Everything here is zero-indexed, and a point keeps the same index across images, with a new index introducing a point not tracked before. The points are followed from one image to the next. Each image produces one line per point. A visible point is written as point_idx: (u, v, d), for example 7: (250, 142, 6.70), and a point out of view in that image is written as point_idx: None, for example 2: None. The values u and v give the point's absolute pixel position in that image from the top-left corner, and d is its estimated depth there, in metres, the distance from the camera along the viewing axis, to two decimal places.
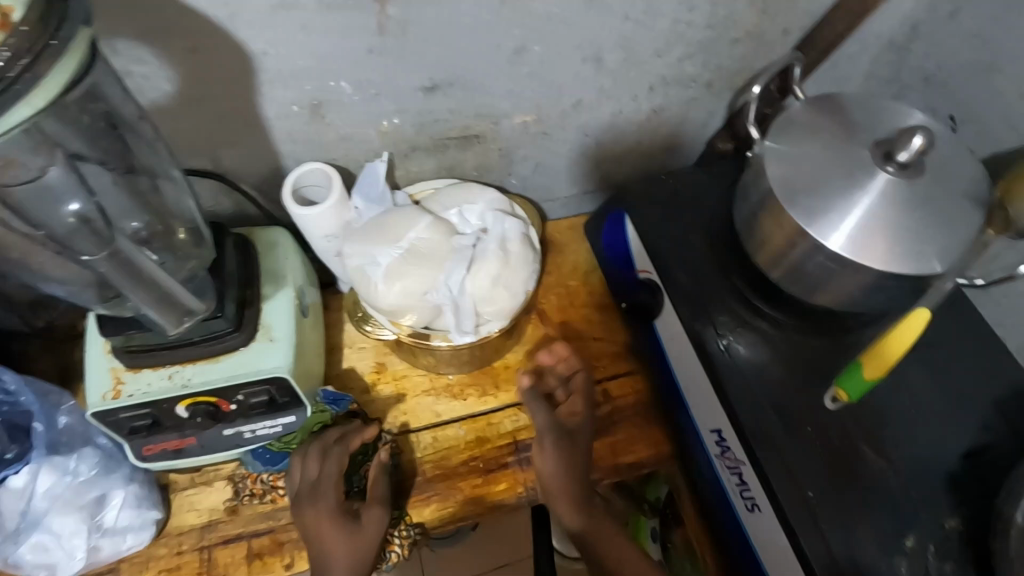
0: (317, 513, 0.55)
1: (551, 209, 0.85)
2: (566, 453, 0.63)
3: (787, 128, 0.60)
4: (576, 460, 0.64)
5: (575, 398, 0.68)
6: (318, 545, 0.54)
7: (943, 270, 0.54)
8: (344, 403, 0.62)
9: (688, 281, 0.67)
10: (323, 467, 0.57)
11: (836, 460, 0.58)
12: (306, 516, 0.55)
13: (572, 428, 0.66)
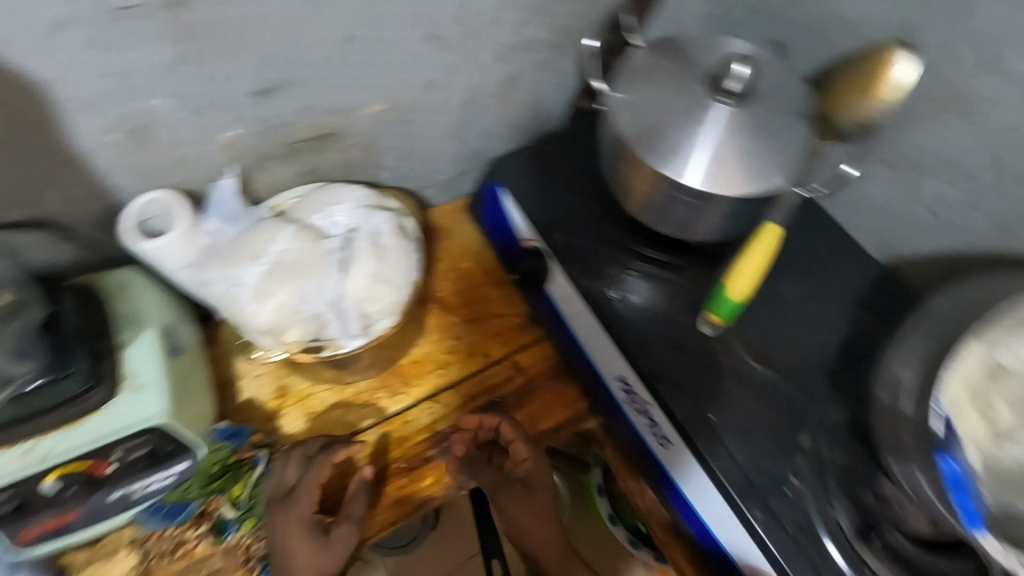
0: (288, 520, 0.57)
1: (432, 195, 0.83)
2: (525, 507, 0.65)
3: (630, 76, 0.61)
4: (543, 509, 0.66)
5: (517, 446, 0.66)
6: (282, 548, 0.57)
7: (788, 185, 0.57)
8: (242, 436, 0.61)
9: (571, 242, 0.68)
10: (303, 473, 0.59)
11: (730, 383, 0.61)
12: (277, 521, 0.57)
13: (524, 475, 0.66)
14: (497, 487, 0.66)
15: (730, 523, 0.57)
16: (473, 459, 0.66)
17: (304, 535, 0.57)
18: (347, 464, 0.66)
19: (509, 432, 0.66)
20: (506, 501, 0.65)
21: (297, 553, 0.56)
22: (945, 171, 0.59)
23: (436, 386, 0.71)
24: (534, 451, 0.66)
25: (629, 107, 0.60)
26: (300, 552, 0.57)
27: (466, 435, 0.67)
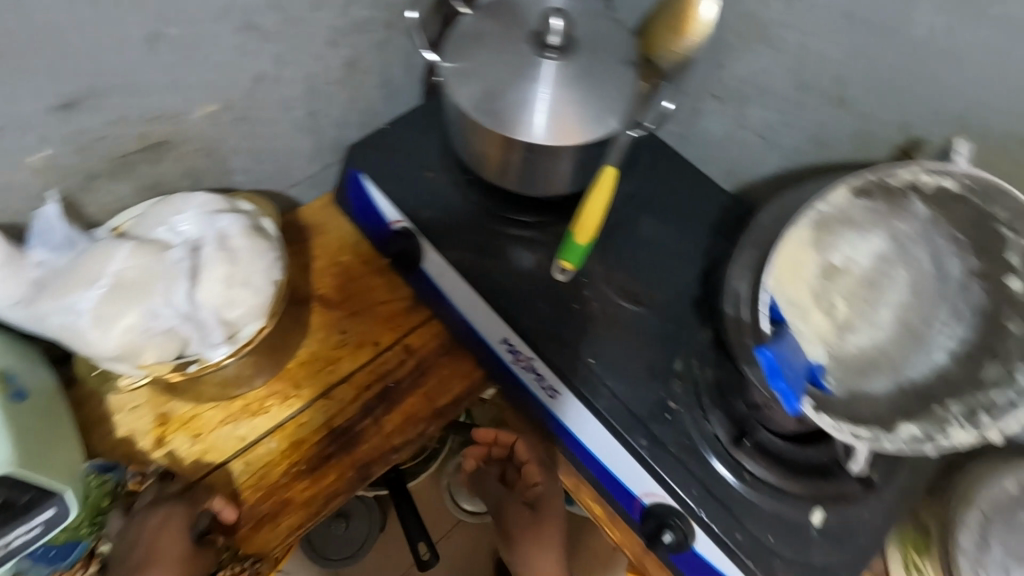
0: (153, 528, 0.57)
1: (300, 194, 0.81)
2: (529, 531, 0.70)
3: (460, 43, 0.62)
4: (550, 528, 0.70)
5: (530, 468, 0.71)
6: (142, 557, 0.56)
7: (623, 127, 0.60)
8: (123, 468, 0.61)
9: (437, 217, 0.69)
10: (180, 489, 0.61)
11: (603, 325, 0.64)
12: (138, 529, 0.57)
13: (532, 499, 0.71)
14: (509, 501, 0.73)
15: (620, 456, 0.60)
16: (482, 477, 0.75)
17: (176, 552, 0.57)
18: (243, 479, 0.64)
19: (522, 452, 0.71)
20: (510, 514, 0.71)
21: (159, 557, 0.56)
22: (762, 97, 0.63)
23: (327, 383, 0.70)
24: (547, 475, 0.70)
25: (462, 74, 0.61)
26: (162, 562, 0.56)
27: (479, 452, 0.76)
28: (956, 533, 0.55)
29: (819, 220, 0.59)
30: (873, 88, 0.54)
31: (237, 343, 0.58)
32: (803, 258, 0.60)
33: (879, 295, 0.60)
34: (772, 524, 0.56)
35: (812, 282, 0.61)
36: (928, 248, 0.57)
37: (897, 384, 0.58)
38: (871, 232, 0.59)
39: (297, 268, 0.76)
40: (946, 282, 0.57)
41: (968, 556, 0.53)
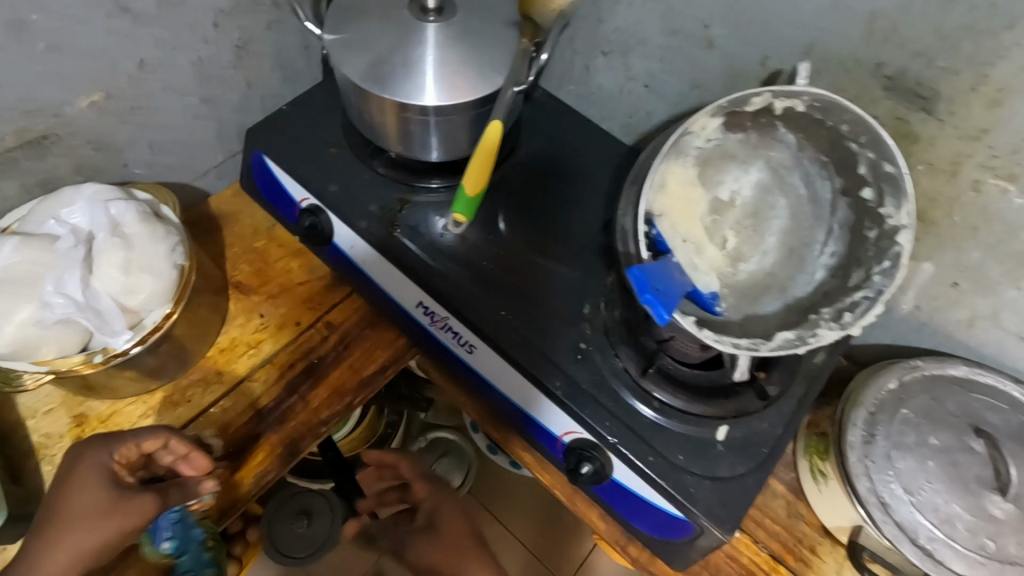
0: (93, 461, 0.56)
1: (209, 184, 0.81)
2: None
3: (342, 16, 0.63)
4: None
5: None
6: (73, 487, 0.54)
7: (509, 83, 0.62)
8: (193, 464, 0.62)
9: (343, 191, 0.69)
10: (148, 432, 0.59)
11: (513, 279, 0.66)
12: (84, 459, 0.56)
13: None
14: None
15: (538, 400, 0.63)
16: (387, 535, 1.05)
17: (98, 501, 0.54)
18: None
19: None
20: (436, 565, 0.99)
21: (83, 493, 0.54)
22: (642, 46, 0.66)
23: (249, 366, 0.70)
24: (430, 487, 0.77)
25: (345, 44, 0.61)
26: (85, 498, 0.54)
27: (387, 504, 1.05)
28: (844, 430, 0.59)
29: (700, 157, 0.62)
30: (731, 26, 0.57)
31: (143, 330, 0.58)
32: (691, 196, 0.63)
33: (763, 225, 0.64)
34: (681, 446, 0.59)
35: (703, 220, 0.63)
36: (802, 174, 0.62)
37: (785, 303, 0.62)
38: (747, 167, 0.63)
39: (210, 258, 0.76)
40: (819, 204, 0.61)
41: (857, 450, 0.58)
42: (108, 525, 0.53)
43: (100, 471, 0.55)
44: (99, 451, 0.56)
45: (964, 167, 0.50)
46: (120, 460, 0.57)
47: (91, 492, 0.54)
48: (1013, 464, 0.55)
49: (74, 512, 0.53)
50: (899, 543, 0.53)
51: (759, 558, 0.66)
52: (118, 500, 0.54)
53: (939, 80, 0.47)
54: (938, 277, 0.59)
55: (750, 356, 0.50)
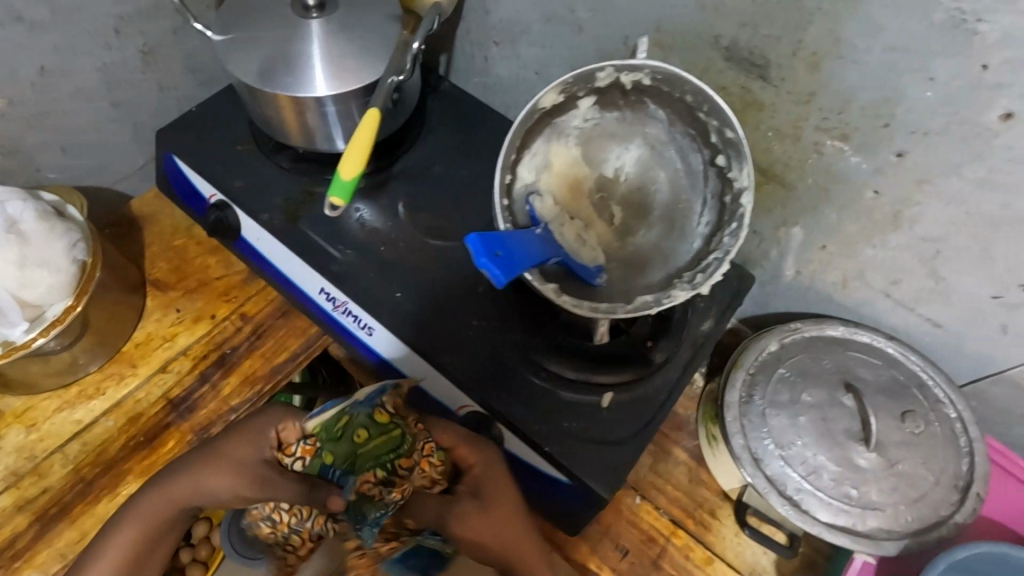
0: (263, 421, 0.57)
1: (132, 187, 0.84)
2: None
3: (231, 16, 0.65)
4: None
5: None
6: (232, 429, 0.57)
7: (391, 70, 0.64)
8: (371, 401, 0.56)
9: (247, 186, 0.72)
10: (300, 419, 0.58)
11: (411, 262, 0.69)
12: (266, 416, 0.57)
13: None
14: None
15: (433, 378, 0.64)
16: None
17: (231, 468, 0.54)
18: (82, 457, 0.66)
19: None
20: None
21: (233, 447, 0.55)
22: (526, 34, 0.69)
23: (164, 359, 0.72)
24: (481, 452, 0.59)
25: (234, 42, 0.64)
26: (235, 453, 0.55)
27: None
28: (724, 392, 0.61)
29: (581, 137, 0.64)
30: (594, 8, 0.60)
31: (44, 322, 0.61)
32: (577, 173, 0.65)
33: (647, 200, 0.64)
34: (568, 414, 0.61)
35: (590, 197, 0.65)
36: (677, 149, 0.62)
37: (670, 272, 0.63)
38: (627, 143, 0.64)
39: (129, 256, 0.78)
40: (693, 175, 0.62)
41: (735, 409, 0.60)
42: (233, 490, 0.54)
43: (255, 438, 0.56)
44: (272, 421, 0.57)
45: (805, 130, 0.52)
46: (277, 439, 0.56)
47: (243, 454, 0.55)
48: (878, 416, 0.57)
49: (214, 453, 0.55)
50: (768, 494, 0.55)
51: (660, 523, 0.67)
52: (252, 477, 0.54)
53: (765, 47, 0.50)
54: (808, 241, 0.61)
55: (607, 317, 0.58)
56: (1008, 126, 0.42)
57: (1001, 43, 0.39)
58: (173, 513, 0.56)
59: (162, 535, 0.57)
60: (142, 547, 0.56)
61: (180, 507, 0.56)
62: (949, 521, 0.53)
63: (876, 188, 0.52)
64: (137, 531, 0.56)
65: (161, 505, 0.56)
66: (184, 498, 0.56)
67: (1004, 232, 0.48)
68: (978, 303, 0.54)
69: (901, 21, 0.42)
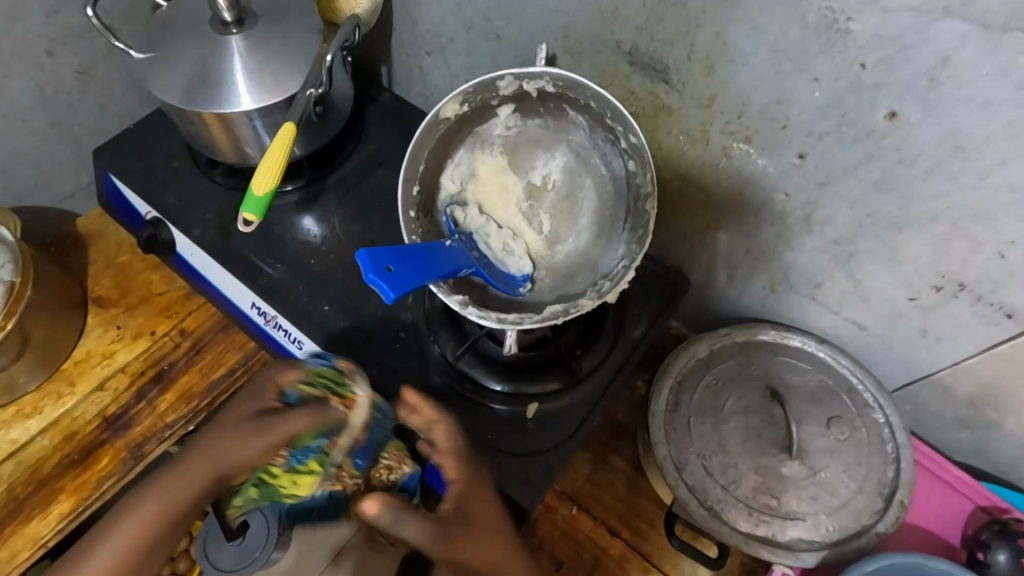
0: (265, 378, 0.50)
1: (80, 204, 0.85)
2: None
3: (154, 34, 0.65)
4: None
5: None
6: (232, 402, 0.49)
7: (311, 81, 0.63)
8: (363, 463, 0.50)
9: (179, 202, 0.72)
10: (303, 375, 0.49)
11: (341, 275, 0.68)
12: (268, 370, 0.50)
13: None
14: None
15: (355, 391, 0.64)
16: None
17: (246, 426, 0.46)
18: (16, 477, 0.66)
19: None
20: None
21: (238, 423, 0.46)
22: (451, 44, 0.69)
23: (102, 376, 0.72)
24: (463, 469, 0.49)
25: (155, 62, 0.64)
26: (233, 431, 0.46)
27: None
28: (650, 401, 0.59)
29: (505, 145, 0.61)
30: (508, 16, 0.60)
31: None
32: (504, 182, 0.61)
33: (574, 206, 0.61)
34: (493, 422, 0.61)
35: (517, 205, 0.61)
36: (600, 155, 0.60)
37: (590, 281, 0.59)
38: (554, 151, 0.61)
39: (71, 273, 0.78)
40: (618, 181, 0.59)
41: (659, 419, 0.58)
42: (252, 458, 0.45)
43: (258, 390, 0.49)
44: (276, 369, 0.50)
45: (711, 134, 0.52)
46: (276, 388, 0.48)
47: (255, 401, 0.48)
48: (801, 423, 0.56)
49: (221, 430, 0.46)
50: (688, 504, 0.54)
51: (597, 534, 0.66)
52: (260, 430, 0.45)
53: (663, 52, 0.49)
54: (732, 246, 0.60)
55: (513, 328, 0.55)
56: (893, 126, 0.41)
57: (872, 43, 0.39)
58: (194, 499, 0.45)
59: (172, 537, 0.46)
60: (136, 560, 0.45)
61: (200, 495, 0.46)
62: (871, 530, 0.52)
63: (785, 191, 0.51)
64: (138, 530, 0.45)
65: (182, 486, 0.45)
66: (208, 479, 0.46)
67: (909, 233, 0.47)
68: (895, 305, 0.52)
69: (779, 23, 0.41)
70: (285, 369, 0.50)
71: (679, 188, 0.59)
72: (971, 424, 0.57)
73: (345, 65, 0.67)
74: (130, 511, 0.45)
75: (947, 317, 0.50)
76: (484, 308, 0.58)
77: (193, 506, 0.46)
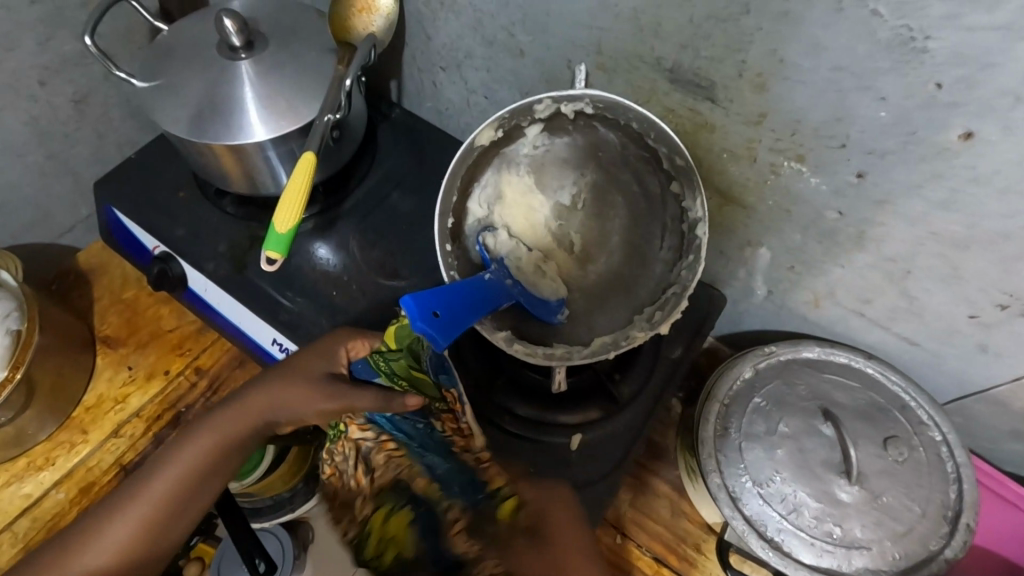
0: (329, 346, 0.53)
1: (78, 238, 0.82)
2: None
3: (155, 60, 0.61)
4: None
5: None
6: (293, 362, 0.53)
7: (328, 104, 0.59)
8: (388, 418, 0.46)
9: (187, 234, 0.68)
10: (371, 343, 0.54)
11: (363, 305, 0.65)
12: (332, 342, 0.54)
13: None
14: None
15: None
16: None
17: (298, 382, 0.51)
18: (31, 534, 0.63)
19: None
20: None
21: (303, 386, 0.50)
22: (467, 59, 0.65)
23: (116, 423, 0.69)
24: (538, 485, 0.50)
25: (158, 91, 0.60)
26: (297, 391, 0.50)
27: None
28: (698, 427, 0.57)
29: (532, 165, 0.57)
30: (532, 31, 0.56)
31: None
32: (530, 204, 0.57)
33: (605, 226, 0.57)
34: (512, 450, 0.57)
35: (547, 228, 0.57)
36: (631, 171, 0.55)
37: (631, 308, 0.56)
38: (581, 167, 0.57)
39: (76, 312, 0.73)
40: (651, 199, 0.56)
41: (709, 446, 0.56)
42: (312, 396, 0.50)
43: (328, 352, 0.53)
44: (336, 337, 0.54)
45: (759, 151, 0.49)
46: (344, 353, 0.53)
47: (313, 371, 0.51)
48: (859, 445, 0.54)
49: (284, 389, 0.51)
50: (748, 538, 0.52)
51: (642, 563, 0.62)
52: (325, 388, 0.49)
53: (709, 69, 0.47)
54: (775, 262, 0.57)
55: (561, 364, 0.53)
56: (967, 145, 0.40)
57: (950, 61, 0.37)
58: (236, 448, 0.51)
59: (199, 501, 0.49)
60: (166, 514, 0.48)
61: (241, 445, 0.51)
62: (939, 556, 0.50)
63: (838, 209, 0.49)
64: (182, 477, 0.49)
65: (222, 438, 0.50)
66: (253, 428, 0.51)
67: (974, 252, 0.45)
68: (952, 322, 0.51)
69: (845, 40, 0.40)
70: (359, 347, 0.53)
71: (717, 206, 0.56)
72: None
73: (360, 86, 0.63)
74: (175, 454, 0.50)
75: (1009, 333, 0.49)
76: (527, 343, 0.54)
77: (234, 452, 0.51)
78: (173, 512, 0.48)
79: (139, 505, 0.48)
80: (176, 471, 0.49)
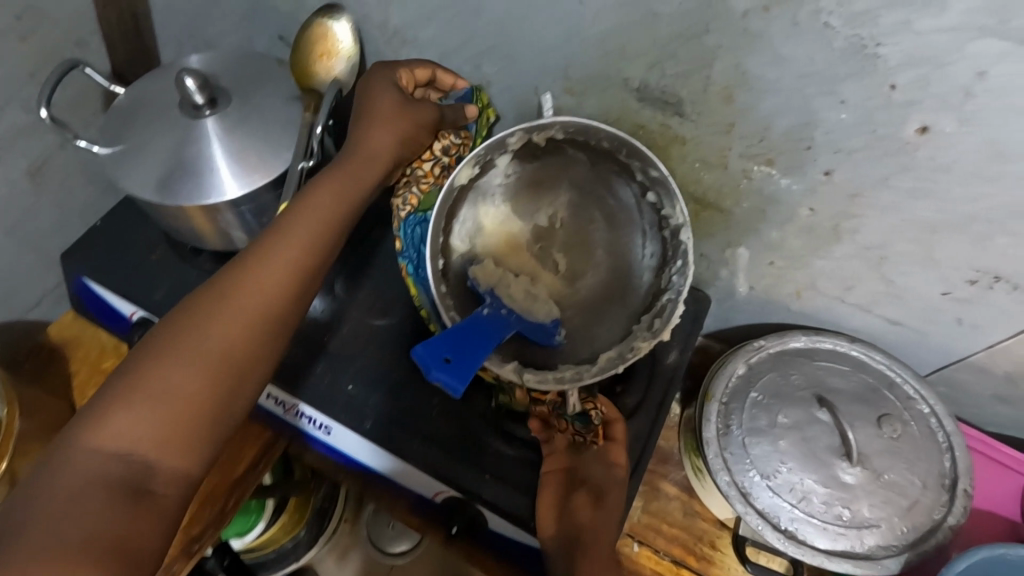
0: (383, 81, 0.55)
1: (47, 311, 0.79)
2: None
3: (114, 126, 0.60)
4: None
5: None
6: (365, 97, 0.55)
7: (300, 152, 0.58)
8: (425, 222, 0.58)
9: (165, 295, 0.67)
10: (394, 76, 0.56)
11: (356, 346, 0.64)
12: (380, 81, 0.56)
13: None
14: None
15: (386, 457, 0.58)
16: None
17: (389, 132, 0.53)
18: None
19: None
20: None
21: (390, 126, 0.54)
22: None
23: None
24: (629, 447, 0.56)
25: (122, 156, 0.58)
26: (387, 129, 0.53)
27: None
28: (701, 428, 0.58)
29: (507, 193, 0.57)
30: (499, 62, 0.58)
31: None
32: (511, 232, 0.57)
33: (588, 241, 0.57)
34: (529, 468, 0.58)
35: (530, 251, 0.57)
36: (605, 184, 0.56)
37: (629, 318, 0.57)
38: (555, 189, 0.57)
39: (54, 391, 0.70)
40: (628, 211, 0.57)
41: (714, 445, 0.57)
42: (393, 134, 0.54)
43: (387, 78, 0.55)
44: (386, 71, 0.55)
45: (730, 158, 0.51)
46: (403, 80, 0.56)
47: (408, 116, 0.54)
48: (856, 427, 0.56)
49: (375, 119, 0.53)
50: (764, 531, 0.53)
51: (661, 567, 0.63)
52: (410, 111, 0.55)
53: (676, 86, 0.49)
54: (756, 259, 0.59)
55: (574, 386, 0.53)
56: (925, 138, 0.43)
57: (906, 64, 0.40)
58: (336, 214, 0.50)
59: (322, 268, 0.50)
60: (290, 287, 0.47)
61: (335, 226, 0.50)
62: (943, 524, 0.53)
63: (810, 206, 0.51)
64: (268, 280, 0.47)
65: (324, 210, 0.50)
66: (344, 209, 0.51)
67: (943, 234, 0.48)
68: (930, 301, 0.54)
69: (804, 51, 0.42)
70: (452, 75, 0.59)
71: (694, 213, 0.58)
72: (1010, 399, 0.59)
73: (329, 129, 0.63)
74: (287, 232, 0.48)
75: (983, 305, 0.52)
76: (536, 370, 0.54)
77: (328, 243, 0.50)
78: (299, 284, 0.48)
79: (231, 316, 0.45)
80: (294, 245, 0.48)
